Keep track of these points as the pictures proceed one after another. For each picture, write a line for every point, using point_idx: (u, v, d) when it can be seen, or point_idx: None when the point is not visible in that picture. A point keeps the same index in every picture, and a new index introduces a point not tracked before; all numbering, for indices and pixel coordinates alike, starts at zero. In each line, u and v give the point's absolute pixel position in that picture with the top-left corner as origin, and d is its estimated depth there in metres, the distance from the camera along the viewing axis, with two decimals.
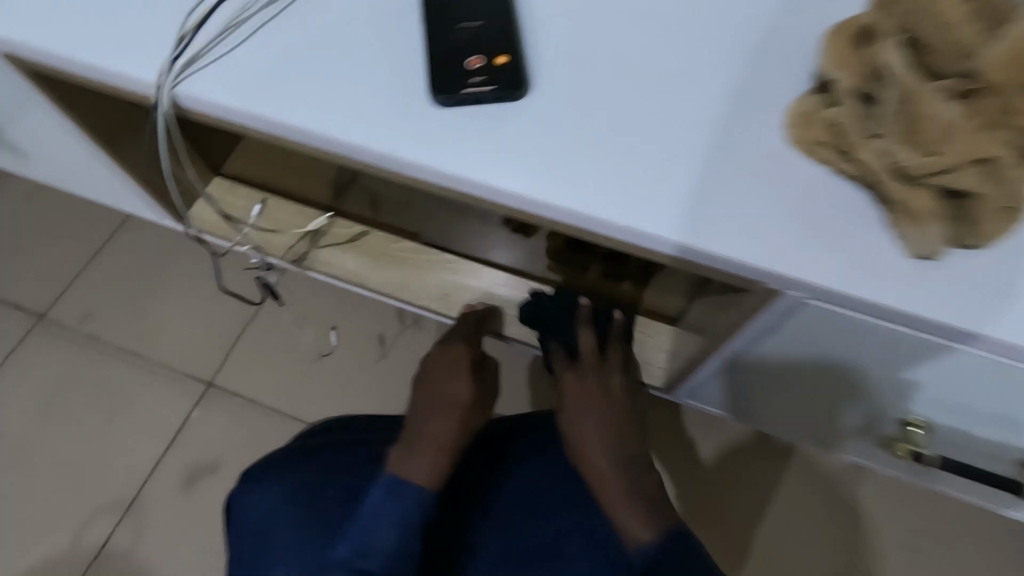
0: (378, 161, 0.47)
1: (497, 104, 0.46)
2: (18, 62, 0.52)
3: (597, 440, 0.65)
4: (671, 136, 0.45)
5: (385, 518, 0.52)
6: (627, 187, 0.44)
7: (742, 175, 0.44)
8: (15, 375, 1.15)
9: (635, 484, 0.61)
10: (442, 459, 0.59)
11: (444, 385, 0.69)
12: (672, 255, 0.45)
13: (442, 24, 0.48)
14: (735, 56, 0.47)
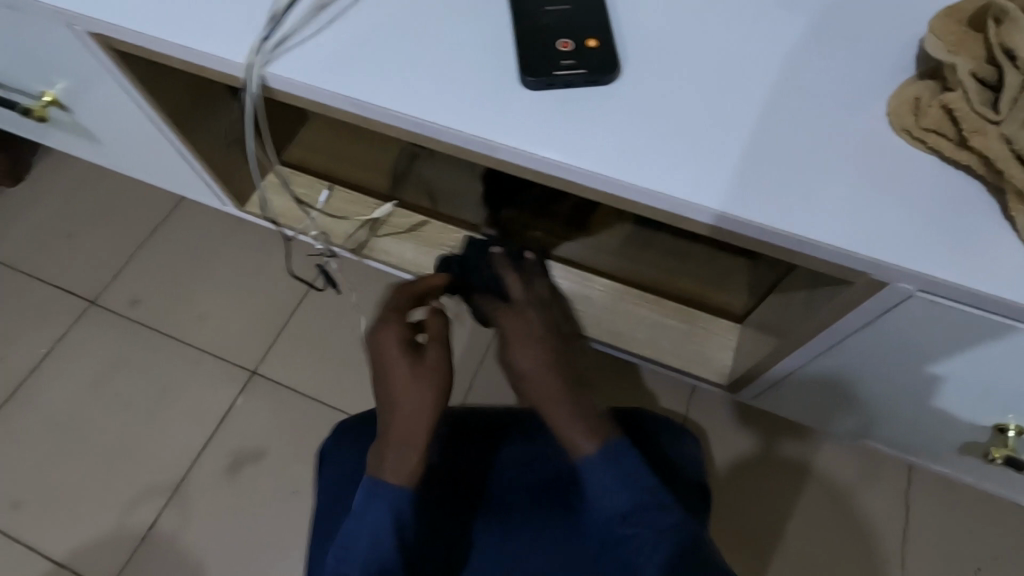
0: (465, 142, 0.46)
1: (588, 88, 0.46)
2: (105, 41, 0.53)
3: (530, 353, 0.51)
4: (763, 125, 0.45)
5: (362, 527, 0.46)
6: (713, 171, 0.44)
7: (808, 155, 0.44)
8: (66, 358, 1.17)
9: (576, 392, 0.49)
10: (410, 441, 0.47)
11: (377, 339, 0.53)
12: (709, 223, 0.44)
13: (529, 7, 0.48)
14: (825, 51, 0.47)
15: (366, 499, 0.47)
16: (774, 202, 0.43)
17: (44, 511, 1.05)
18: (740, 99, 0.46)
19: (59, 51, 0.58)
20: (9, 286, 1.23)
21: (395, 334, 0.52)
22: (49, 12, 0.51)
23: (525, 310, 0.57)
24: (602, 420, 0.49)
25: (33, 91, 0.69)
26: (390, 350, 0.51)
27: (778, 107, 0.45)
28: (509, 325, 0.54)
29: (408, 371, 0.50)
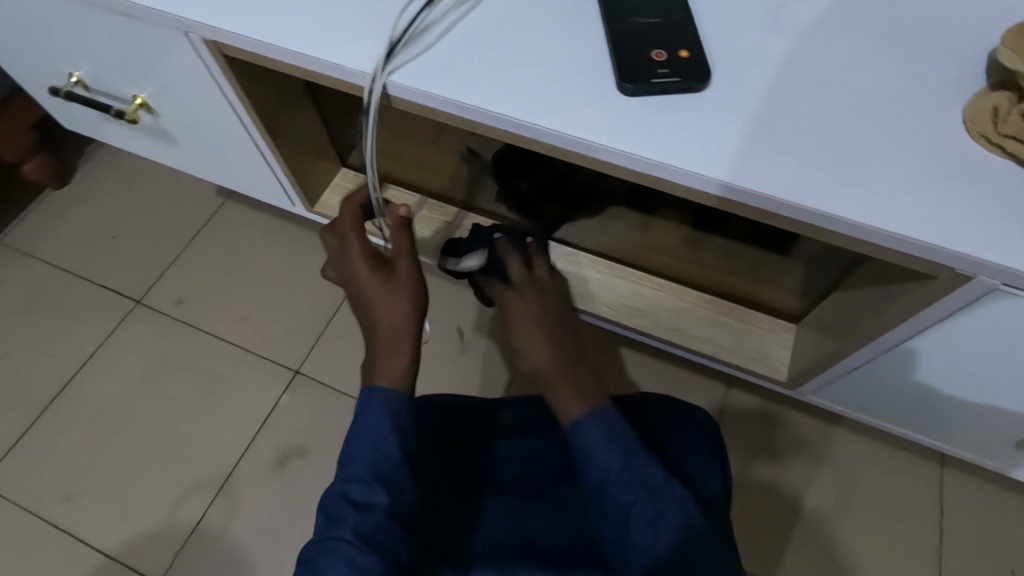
0: (563, 145, 0.50)
1: (681, 96, 0.50)
2: (219, 47, 0.58)
3: (540, 340, 0.58)
4: (841, 129, 0.48)
5: (365, 427, 0.47)
6: (780, 162, 0.48)
7: (851, 143, 0.48)
8: (112, 355, 1.19)
9: (574, 368, 0.55)
10: (397, 345, 0.51)
11: (349, 263, 0.56)
12: (718, 195, 0.49)
13: (623, 21, 0.52)
14: (897, 61, 0.51)
15: (363, 404, 0.49)
16: (834, 192, 0.47)
17: (93, 504, 1.07)
18: (822, 105, 0.49)
19: (169, 60, 0.63)
20: (53, 283, 1.25)
21: (365, 252, 0.56)
22: (172, 21, 0.57)
23: (529, 294, 0.67)
24: (596, 390, 0.53)
25: (125, 96, 0.74)
26: (365, 270, 0.55)
27: (857, 112, 0.49)
28: (515, 308, 0.65)
29: (385, 284, 0.54)
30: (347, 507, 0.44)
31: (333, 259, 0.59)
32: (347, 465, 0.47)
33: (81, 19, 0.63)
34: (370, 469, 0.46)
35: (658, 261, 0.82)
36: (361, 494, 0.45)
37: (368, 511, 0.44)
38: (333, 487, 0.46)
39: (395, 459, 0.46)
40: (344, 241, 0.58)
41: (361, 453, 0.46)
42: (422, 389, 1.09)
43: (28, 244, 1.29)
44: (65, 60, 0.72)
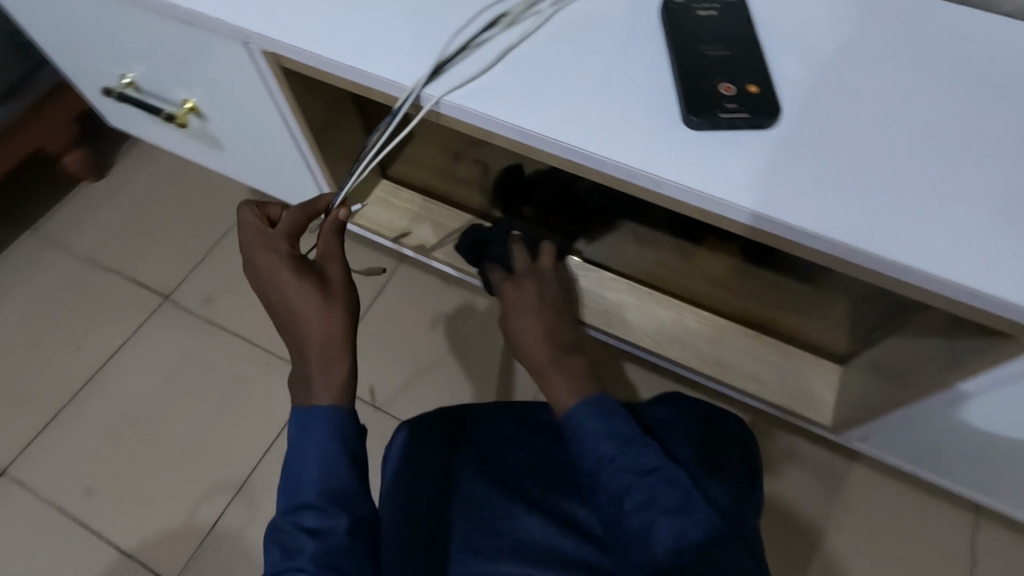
0: (622, 175, 0.50)
1: (749, 130, 0.49)
2: (275, 59, 0.58)
3: (538, 334, 0.66)
4: (905, 167, 0.48)
5: (307, 452, 0.50)
6: (827, 196, 0.47)
7: (903, 181, 0.47)
8: (138, 350, 1.19)
9: (574, 365, 0.62)
10: (334, 361, 0.52)
11: (271, 270, 0.55)
12: (747, 223, 0.48)
13: (691, 53, 0.52)
14: (967, 102, 0.50)
15: (300, 429, 0.51)
16: (862, 223, 0.46)
17: (112, 500, 1.07)
18: (881, 142, 0.49)
19: (221, 68, 0.64)
20: (85, 276, 1.26)
21: (287, 259, 0.55)
22: (232, 31, 0.57)
23: (527, 283, 0.74)
24: (585, 379, 0.60)
25: (176, 100, 0.74)
26: (289, 280, 0.54)
27: (919, 151, 0.48)
28: (512, 300, 0.72)
29: (313, 296, 0.53)
30: (302, 536, 0.48)
31: (249, 261, 0.57)
32: (294, 493, 0.50)
33: (139, 24, 0.64)
34: (322, 497, 0.49)
35: (695, 290, 0.81)
36: (313, 521, 0.48)
37: (324, 536, 0.48)
38: (283, 519, 0.49)
39: (346, 483, 0.50)
40: (268, 244, 0.57)
41: (311, 480, 0.49)
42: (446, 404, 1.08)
43: (62, 235, 1.30)
44: (120, 62, 0.73)
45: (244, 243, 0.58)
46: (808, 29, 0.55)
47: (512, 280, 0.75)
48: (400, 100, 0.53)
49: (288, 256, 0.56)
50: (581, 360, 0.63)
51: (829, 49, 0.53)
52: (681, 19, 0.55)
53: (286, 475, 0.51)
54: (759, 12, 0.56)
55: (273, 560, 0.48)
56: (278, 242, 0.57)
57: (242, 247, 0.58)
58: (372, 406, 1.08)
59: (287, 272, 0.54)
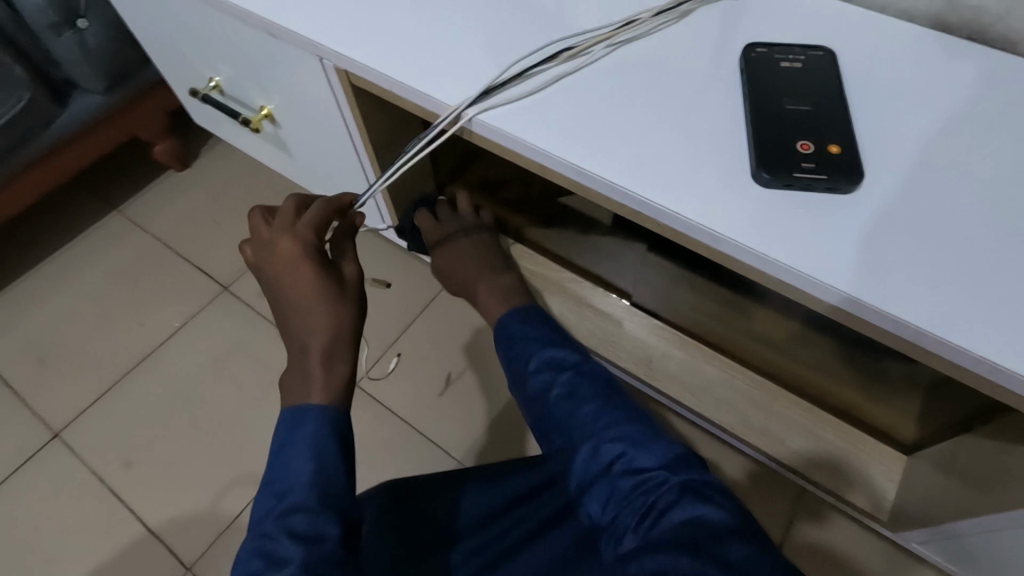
0: (678, 225, 0.47)
1: (825, 194, 0.46)
2: (343, 74, 0.59)
3: (469, 266, 0.80)
4: (1008, 249, 0.44)
5: (298, 448, 0.50)
6: (918, 278, 0.43)
7: (1007, 264, 0.43)
8: (192, 335, 1.24)
9: (504, 288, 0.77)
10: (338, 356, 0.56)
11: (293, 258, 0.59)
12: (835, 305, 0.44)
13: (770, 105, 0.50)
14: None
15: (294, 425, 0.52)
16: (909, 296, 0.42)
17: (147, 475, 1.11)
18: (964, 219, 0.45)
19: (296, 79, 0.66)
20: (156, 258, 1.34)
21: (309, 251, 0.60)
22: (309, 45, 0.58)
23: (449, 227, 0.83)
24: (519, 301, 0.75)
25: (254, 105, 0.78)
26: (308, 273, 0.58)
27: (1006, 234, 0.44)
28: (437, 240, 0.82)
29: (330, 290, 0.58)
30: (289, 542, 0.45)
31: (268, 247, 0.61)
32: (286, 496, 0.48)
33: (229, 31, 0.67)
34: (316, 501, 0.47)
35: (743, 349, 0.77)
36: (305, 525, 0.46)
37: (316, 543, 0.45)
38: (271, 525, 0.46)
39: (337, 485, 0.49)
40: (292, 234, 0.61)
41: (303, 480, 0.48)
42: (475, 431, 1.06)
43: (143, 216, 1.39)
44: (209, 65, 0.77)
45: (267, 230, 0.62)
46: (895, 90, 0.51)
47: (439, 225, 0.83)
48: (442, 117, 0.53)
49: (310, 248, 0.60)
50: (509, 279, 0.78)
51: (916, 113, 0.50)
52: (762, 68, 0.52)
53: (273, 477, 0.50)
54: (846, 67, 0.53)
55: (257, 570, 0.45)
56: (301, 231, 0.61)
57: (264, 233, 0.62)
58: (402, 423, 1.07)
59: (309, 265, 0.59)
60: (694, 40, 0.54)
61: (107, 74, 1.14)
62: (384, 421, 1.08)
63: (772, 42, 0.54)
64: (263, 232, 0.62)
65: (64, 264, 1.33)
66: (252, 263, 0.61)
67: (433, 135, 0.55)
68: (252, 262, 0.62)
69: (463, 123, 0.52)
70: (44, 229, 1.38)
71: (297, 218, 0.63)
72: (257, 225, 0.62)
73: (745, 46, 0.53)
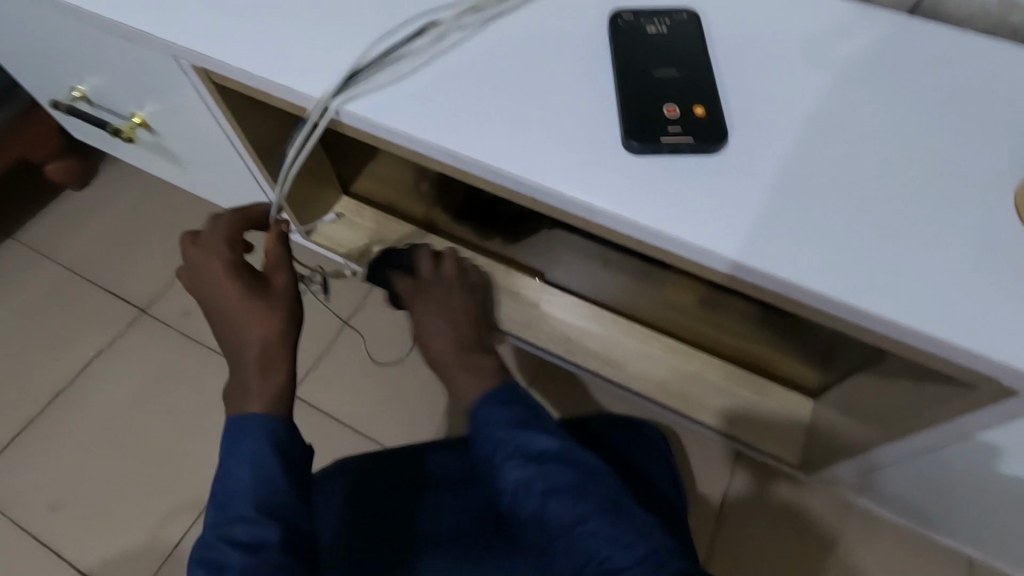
0: (557, 203, 0.47)
1: (695, 156, 0.46)
2: (204, 74, 0.56)
3: (444, 335, 0.62)
4: (863, 195, 0.45)
5: (240, 460, 0.48)
6: (789, 235, 0.44)
7: (860, 208, 0.45)
8: (109, 363, 1.17)
9: (478, 356, 0.61)
10: (272, 364, 0.52)
11: (211, 273, 0.55)
12: (726, 272, 0.45)
13: (638, 70, 0.50)
14: (919, 116, 0.49)
15: (235, 437, 0.50)
16: (781, 252, 0.43)
17: (78, 517, 1.05)
18: (826, 170, 0.46)
19: (160, 82, 0.62)
20: (61, 286, 1.25)
21: (227, 263, 0.56)
22: (161, 45, 0.55)
23: (431, 291, 0.68)
24: (492, 372, 0.60)
25: (126, 113, 0.72)
26: (227, 284, 0.54)
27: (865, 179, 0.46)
28: (421, 302, 0.67)
29: (253, 298, 0.54)
30: (229, 551, 0.44)
31: (189, 265, 0.57)
32: (227, 506, 0.47)
33: (80, 36, 0.62)
34: (256, 509, 0.46)
35: (655, 316, 0.78)
36: (245, 534, 0.45)
37: (255, 552, 0.44)
38: (213, 535, 0.46)
39: (280, 492, 0.48)
40: (206, 248, 0.57)
41: (243, 490, 0.47)
42: (418, 427, 1.05)
43: (42, 243, 1.29)
44: (69, 75, 0.71)
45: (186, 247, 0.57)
46: (756, 46, 0.52)
47: (415, 282, 0.71)
48: (309, 110, 0.51)
49: (227, 259, 0.56)
50: (491, 360, 0.61)
51: (774, 67, 0.51)
52: (629, 35, 0.52)
53: (219, 487, 0.48)
54: (709, 27, 0.53)
55: None
56: (218, 245, 0.57)
57: (185, 252, 0.57)
58: (341, 427, 1.05)
59: (230, 276, 0.55)
60: (561, 11, 0.54)
61: None
62: (325, 428, 1.05)
63: (638, 8, 0.53)
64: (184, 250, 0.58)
65: None
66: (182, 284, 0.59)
67: (308, 132, 0.53)
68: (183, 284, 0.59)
69: (332, 116, 0.50)
70: None
71: (215, 233, 0.58)
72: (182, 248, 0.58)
73: (611, 13, 0.53)
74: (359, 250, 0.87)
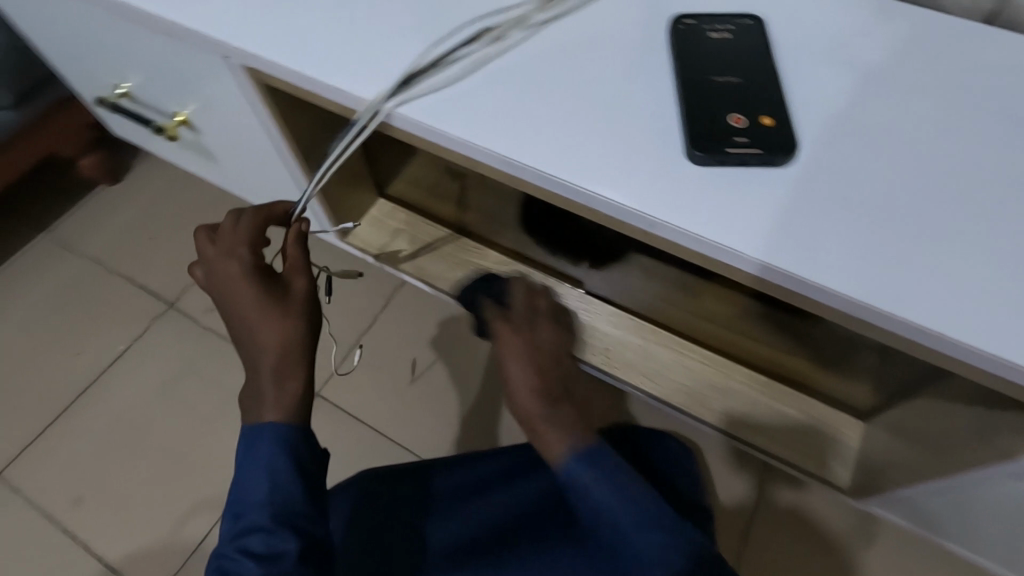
0: (608, 211, 0.45)
1: (760, 169, 0.45)
2: (253, 74, 0.55)
3: (525, 375, 0.50)
4: (934, 210, 0.43)
5: (253, 469, 0.46)
6: (851, 249, 0.42)
7: (932, 225, 0.42)
8: (137, 358, 1.18)
9: (571, 412, 0.49)
10: (287, 370, 0.49)
11: (227, 274, 0.53)
12: (755, 274, 0.43)
13: (702, 77, 0.48)
14: (996, 130, 0.46)
15: (248, 445, 0.48)
16: (827, 260, 0.41)
17: (103, 509, 1.06)
18: (897, 184, 0.44)
19: (206, 81, 0.61)
20: (91, 279, 1.26)
21: (244, 264, 0.53)
22: (211, 44, 0.54)
23: (520, 328, 0.57)
24: (581, 426, 0.48)
25: (168, 111, 0.73)
26: (244, 285, 0.51)
27: (937, 194, 0.43)
28: (502, 337, 0.55)
29: (269, 301, 0.51)
30: (246, 562, 0.44)
31: (205, 264, 0.54)
32: (241, 513, 0.46)
33: (127, 33, 0.62)
34: (270, 519, 0.45)
35: (695, 328, 0.76)
36: (261, 545, 0.44)
37: (273, 563, 0.44)
38: (228, 545, 0.45)
39: (296, 501, 0.46)
40: (223, 248, 0.54)
41: (258, 502, 0.45)
42: (441, 433, 1.03)
43: (74, 236, 1.31)
44: (114, 71, 0.72)
45: (206, 246, 0.55)
46: (822, 54, 0.50)
47: (506, 316, 0.59)
48: (359, 112, 0.50)
49: (245, 259, 0.53)
50: (577, 412, 0.49)
51: (843, 76, 0.49)
52: (690, 41, 0.50)
53: (234, 494, 0.47)
54: (774, 33, 0.51)
55: None
56: (239, 244, 0.54)
57: (202, 250, 0.55)
58: (365, 430, 1.04)
59: (246, 277, 0.52)
60: (615, 15, 0.52)
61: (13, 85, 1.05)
62: (347, 430, 1.05)
63: (700, 13, 0.52)
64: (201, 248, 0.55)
65: None
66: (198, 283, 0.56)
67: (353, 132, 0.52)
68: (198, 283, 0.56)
69: (382, 118, 0.49)
70: None
71: (232, 230, 0.55)
72: (199, 247, 0.55)
73: (672, 18, 0.51)
74: (389, 252, 0.86)
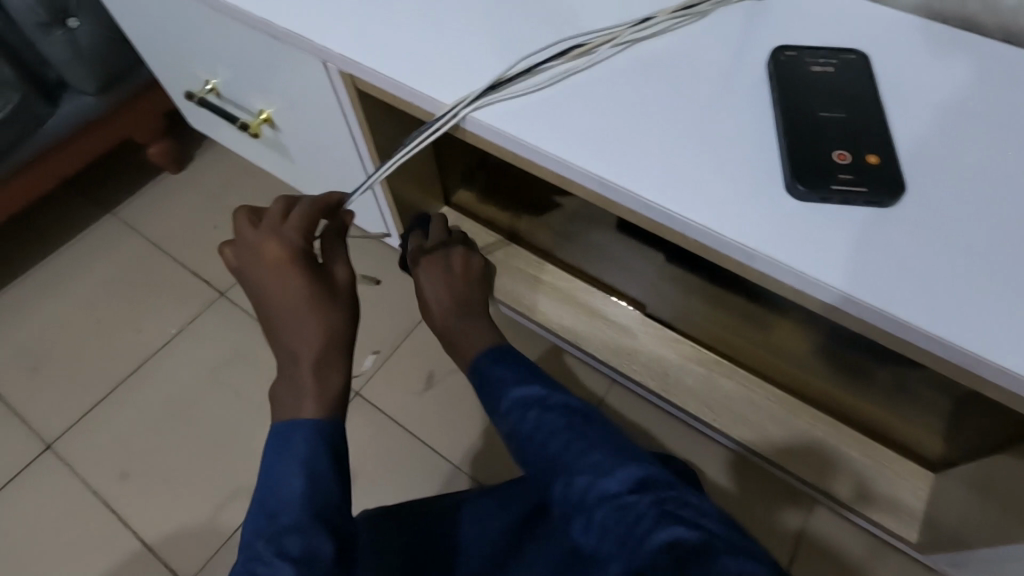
0: (695, 234, 0.45)
1: (865, 208, 0.44)
2: (348, 78, 0.57)
3: (445, 298, 0.69)
4: None
5: (286, 464, 0.44)
6: (939, 286, 0.41)
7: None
8: (187, 342, 1.21)
9: (482, 323, 0.67)
10: (330, 365, 0.51)
11: (277, 261, 0.54)
12: (833, 304, 0.42)
13: (805, 110, 0.47)
14: None
15: (282, 441, 0.46)
16: (910, 295, 0.40)
17: (145, 489, 1.08)
18: (1000, 230, 0.42)
19: (298, 82, 0.63)
20: (149, 262, 1.30)
21: (295, 254, 0.55)
22: (313, 49, 0.56)
23: (437, 259, 0.74)
24: (490, 334, 0.65)
25: (253, 109, 0.75)
26: (296, 276, 0.54)
27: None
28: (425, 270, 0.72)
29: (319, 295, 0.53)
30: (282, 564, 0.39)
31: (251, 249, 0.55)
32: (275, 515, 0.42)
33: (228, 32, 0.64)
34: (309, 517, 0.42)
35: (756, 361, 0.75)
36: (298, 546, 0.40)
37: (310, 565, 0.40)
38: (260, 547, 0.41)
39: (333, 495, 0.44)
40: (275, 235, 0.56)
41: (295, 495, 0.43)
42: (480, 443, 1.03)
43: (137, 220, 1.35)
44: (206, 67, 0.75)
45: (252, 231, 0.56)
46: (927, 91, 0.49)
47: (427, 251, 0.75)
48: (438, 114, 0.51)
49: (295, 250, 0.55)
50: (485, 320, 0.67)
51: (949, 117, 0.47)
52: (793, 73, 0.49)
53: (262, 494, 0.44)
54: (878, 68, 0.51)
55: None
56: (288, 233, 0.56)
57: (248, 235, 0.56)
58: (404, 433, 1.05)
59: (298, 269, 0.54)
60: (710, 42, 0.52)
61: (101, 72, 1.10)
62: (387, 431, 1.05)
63: (802, 45, 0.51)
64: (247, 233, 0.56)
65: (58, 271, 1.30)
66: (234, 266, 0.56)
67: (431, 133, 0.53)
68: (233, 268, 0.57)
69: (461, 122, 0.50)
70: (33, 236, 1.34)
71: (281, 219, 0.57)
72: (241, 229, 0.56)
73: (773, 49, 0.51)
74: None
